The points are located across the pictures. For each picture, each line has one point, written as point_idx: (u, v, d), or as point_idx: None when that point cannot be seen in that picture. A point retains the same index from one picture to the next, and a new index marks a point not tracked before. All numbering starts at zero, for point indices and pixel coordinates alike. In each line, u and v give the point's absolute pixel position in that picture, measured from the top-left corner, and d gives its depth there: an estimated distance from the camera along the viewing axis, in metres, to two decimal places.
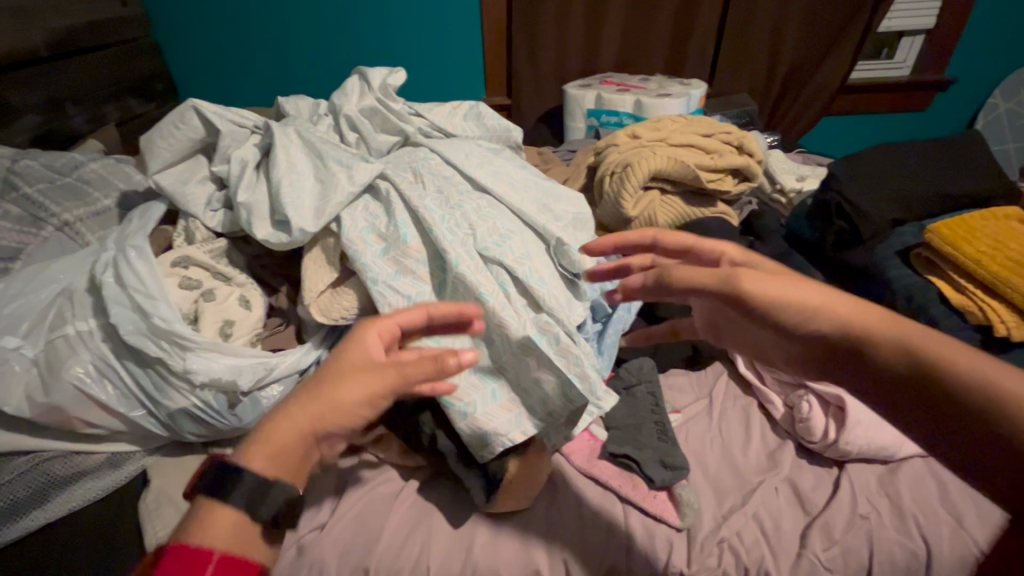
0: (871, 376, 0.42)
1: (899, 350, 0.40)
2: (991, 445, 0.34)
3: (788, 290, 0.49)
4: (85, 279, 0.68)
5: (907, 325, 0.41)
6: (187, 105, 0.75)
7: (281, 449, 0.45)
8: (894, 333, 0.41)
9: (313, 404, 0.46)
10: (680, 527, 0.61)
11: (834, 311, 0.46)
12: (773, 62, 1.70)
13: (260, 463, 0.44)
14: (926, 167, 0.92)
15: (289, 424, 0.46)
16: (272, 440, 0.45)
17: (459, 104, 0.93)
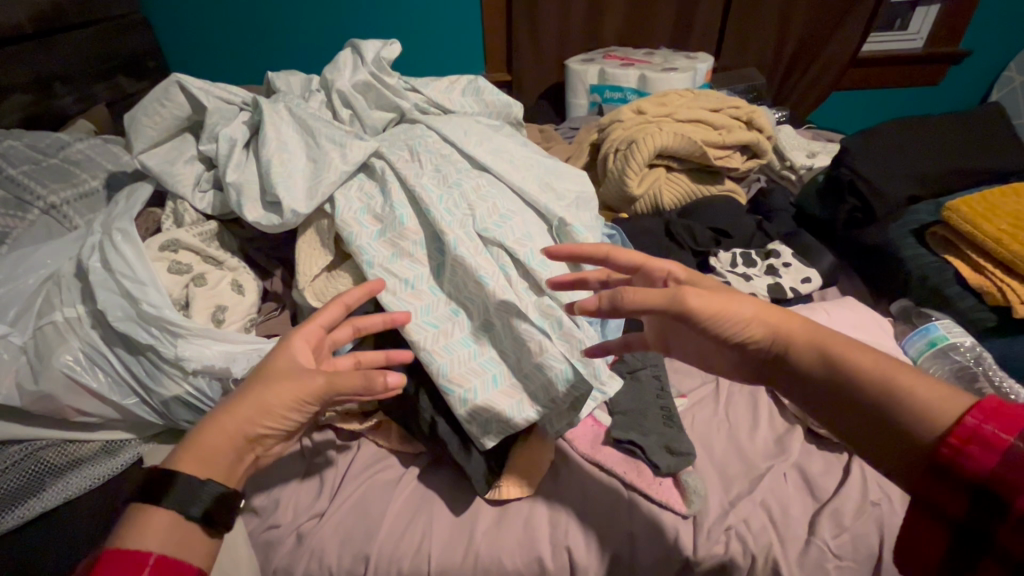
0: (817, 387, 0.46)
1: (842, 366, 0.44)
2: (910, 445, 0.40)
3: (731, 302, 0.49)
4: (72, 264, 0.66)
5: (850, 343, 0.45)
6: (171, 80, 0.72)
7: (211, 451, 0.44)
8: (833, 350, 0.45)
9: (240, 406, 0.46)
10: (686, 514, 0.60)
11: (774, 326, 0.48)
12: (783, 34, 1.64)
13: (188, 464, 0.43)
14: (942, 142, 0.89)
15: (220, 427, 0.45)
16: (202, 444, 0.44)
17: (457, 79, 0.89)
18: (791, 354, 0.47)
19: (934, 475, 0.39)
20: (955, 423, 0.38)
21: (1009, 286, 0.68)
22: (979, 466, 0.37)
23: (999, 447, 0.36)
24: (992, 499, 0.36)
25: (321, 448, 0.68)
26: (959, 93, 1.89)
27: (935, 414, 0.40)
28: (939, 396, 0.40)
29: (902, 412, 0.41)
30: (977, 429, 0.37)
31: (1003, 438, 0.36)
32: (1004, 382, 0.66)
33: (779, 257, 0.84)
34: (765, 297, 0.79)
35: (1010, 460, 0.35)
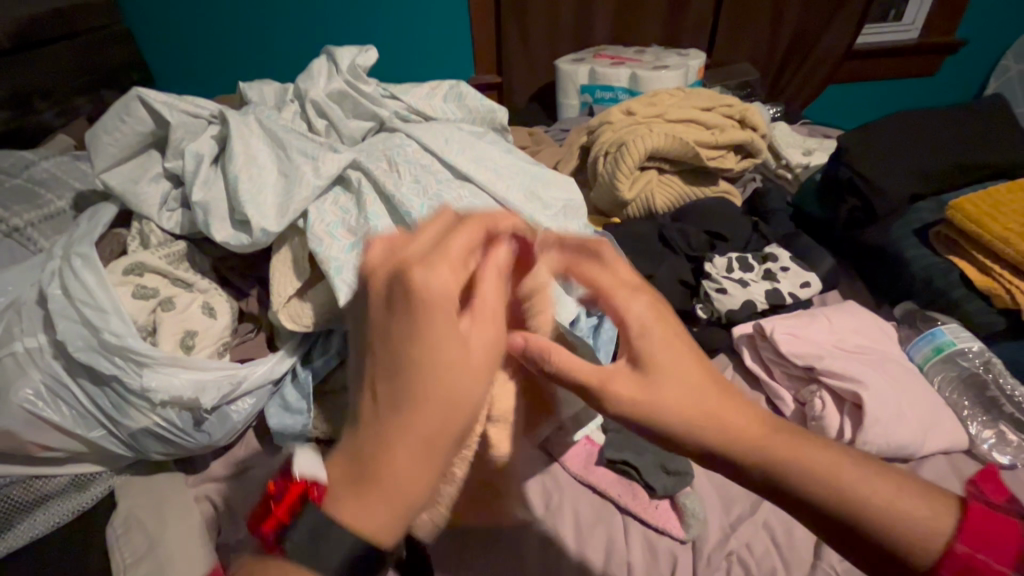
0: (795, 505, 0.43)
1: (809, 479, 0.42)
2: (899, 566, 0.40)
3: (688, 396, 0.44)
4: (34, 291, 0.63)
5: (820, 457, 0.42)
6: (133, 95, 0.68)
7: (396, 491, 0.35)
8: (807, 467, 0.42)
9: (419, 407, 0.36)
10: (685, 539, 0.57)
11: (733, 437, 0.43)
12: (777, 29, 1.62)
13: (395, 462, 0.36)
14: (943, 137, 0.86)
15: (394, 447, 0.36)
16: (387, 469, 0.35)
17: (437, 84, 0.86)
18: (767, 471, 0.43)
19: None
20: (947, 551, 0.39)
21: (1017, 287, 0.65)
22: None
23: (998, 573, 0.37)
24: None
25: None
26: (956, 85, 1.87)
27: (921, 543, 0.39)
28: (921, 518, 0.40)
29: (888, 539, 0.40)
30: (970, 559, 0.38)
31: (1001, 566, 0.37)
32: (1016, 391, 0.65)
33: (776, 260, 0.81)
34: (763, 303, 0.76)
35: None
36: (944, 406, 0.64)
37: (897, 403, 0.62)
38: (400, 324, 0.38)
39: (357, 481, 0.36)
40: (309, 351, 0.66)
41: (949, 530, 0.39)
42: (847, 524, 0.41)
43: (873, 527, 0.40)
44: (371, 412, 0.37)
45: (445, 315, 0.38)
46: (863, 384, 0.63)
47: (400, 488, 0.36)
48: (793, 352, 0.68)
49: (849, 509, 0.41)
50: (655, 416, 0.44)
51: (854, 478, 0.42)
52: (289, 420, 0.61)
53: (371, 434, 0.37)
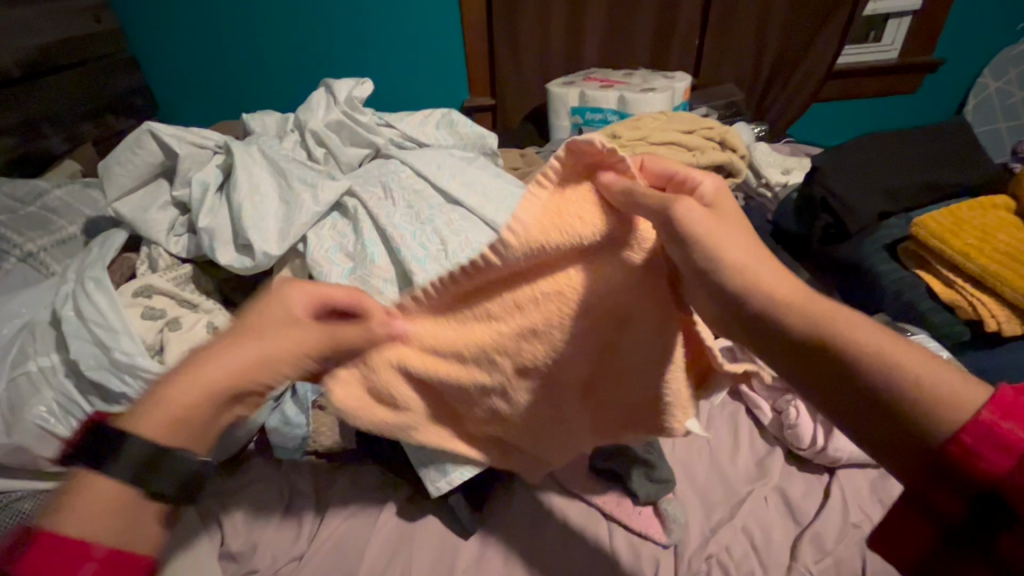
0: (806, 345, 0.36)
1: (856, 348, 0.35)
2: (904, 435, 0.33)
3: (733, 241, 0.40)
4: (47, 313, 0.66)
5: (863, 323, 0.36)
6: (143, 129, 0.73)
7: (189, 412, 0.40)
8: (834, 321, 0.36)
9: (233, 359, 0.43)
10: (667, 543, 0.60)
11: (769, 282, 0.38)
12: (759, 51, 1.68)
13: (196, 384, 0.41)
14: (911, 158, 0.90)
15: (179, 387, 0.41)
16: (171, 403, 0.40)
17: (431, 112, 0.91)
18: (785, 319, 0.37)
19: (936, 472, 0.33)
20: (973, 421, 0.32)
21: (977, 300, 0.69)
22: (989, 467, 0.31)
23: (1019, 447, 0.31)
24: (998, 504, 0.32)
25: (297, 489, 0.66)
26: (935, 103, 1.93)
27: (949, 408, 0.32)
28: (952, 381, 0.33)
29: (915, 407, 0.33)
30: (994, 427, 0.31)
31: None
32: None
33: None
34: None
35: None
36: None
37: None
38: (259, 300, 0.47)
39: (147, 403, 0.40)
40: None
41: (977, 397, 0.32)
42: (868, 387, 0.34)
43: (884, 382, 0.34)
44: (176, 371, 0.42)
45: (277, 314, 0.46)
46: None
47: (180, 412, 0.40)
48: None
49: (874, 367, 0.34)
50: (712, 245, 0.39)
51: (896, 342, 0.35)
52: (290, 434, 0.64)
53: (189, 358, 0.43)
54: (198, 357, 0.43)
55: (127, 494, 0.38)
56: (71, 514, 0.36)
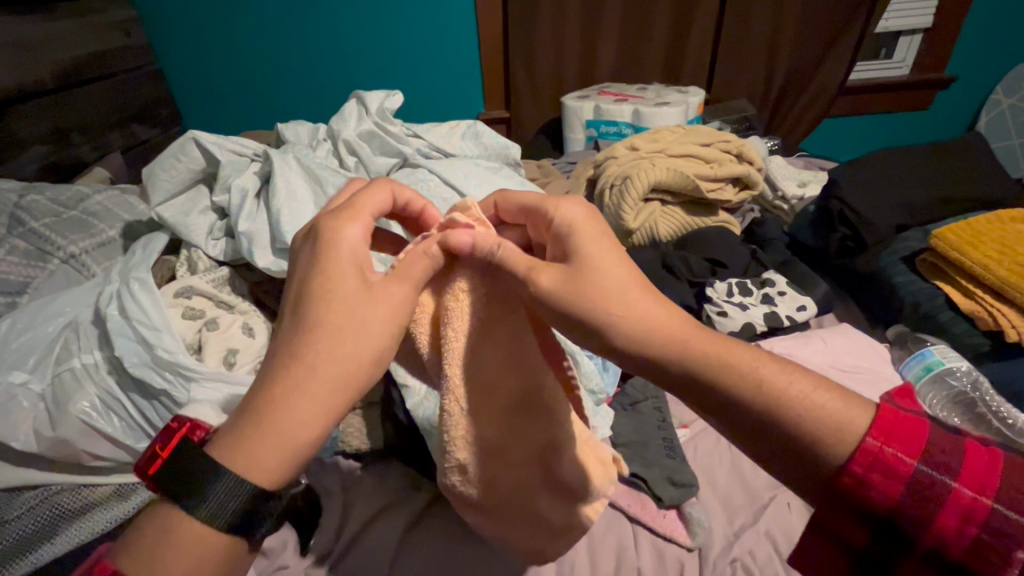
0: (692, 383, 0.39)
1: (734, 378, 0.37)
2: (812, 469, 0.36)
3: (616, 281, 0.42)
4: (90, 312, 0.69)
5: (721, 346, 0.39)
6: (187, 137, 0.77)
7: (291, 438, 0.39)
8: (735, 363, 0.37)
9: (342, 366, 0.40)
10: (691, 546, 0.61)
11: (660, 318, 0.40)
12: (771, 67, 1.71)
13: (315, 377, 0.40)
14: (925, 172, 0.92)
15: (295, 417, 0.39)
16: (281, 432, 0.39)
17: (456, 124, 0.94)
18: (689, 360, 0.38)
19: (840, 506, 0.36)
20: (859, 447, 0.35)
21: (998, 310, 0.69)
22: (886, 496, 0.35)
23: (904, 473, 0.35)
24: (898, 530, 0.36)
25: (327, 487, 0.67)
26: (949, 118, 1.94)
27: (841, 433, 0.35)
28: (846, 409, 0.36)
29: (796, 438, 0.36)
30: (881, 455, 0.35)
31: (912, 465, 0.35)
32: (1002, 409, 0.67)
33: (774, 286, 0.87)
34: (761, 325, 0.81)
35: (914, 489, 0.35)
36: None
37: None
38: (328, 307, 0.42)
39: (246, 435, 0.39)
40: None
41: (865, 422, 0.36)
42: (756, 423, 0.36)
43: (799, 431, 0.36)
44: (271, 390, 0.40)
45: (352, 280, 0.43)
46: None
47: (299, 428, 0.39)
48: None
49: (754, 400, 0.37)
50: (583, 293, 0.42)
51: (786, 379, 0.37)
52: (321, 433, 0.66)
53: (284, 372, 0.40)
54: (292, 357, 0.41)
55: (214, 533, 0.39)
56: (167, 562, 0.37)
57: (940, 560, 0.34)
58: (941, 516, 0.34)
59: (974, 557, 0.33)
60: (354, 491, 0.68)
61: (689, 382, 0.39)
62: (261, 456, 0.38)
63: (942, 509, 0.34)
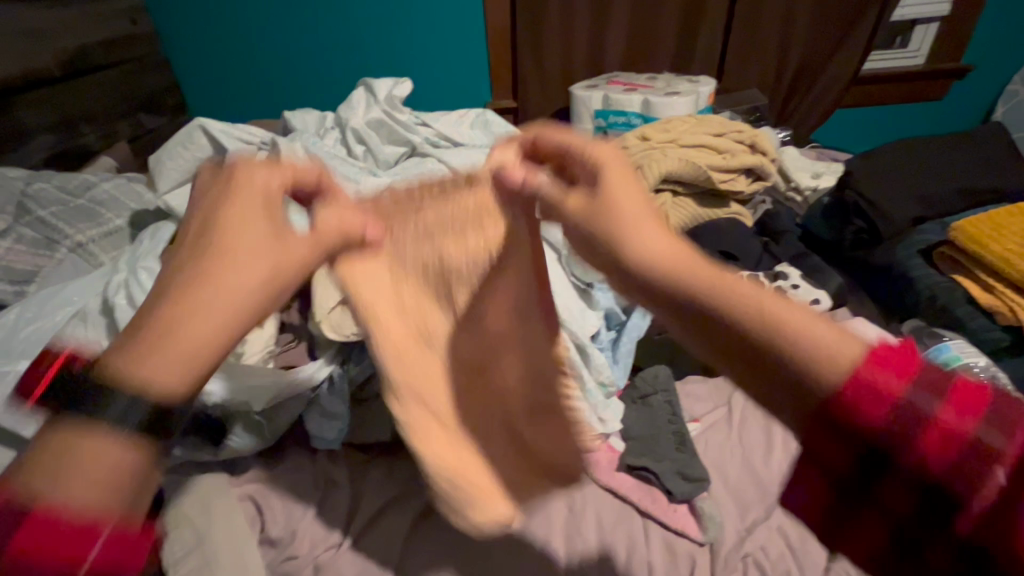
0: (682, 302, 0.36)
1: (718, 296, 0.35)
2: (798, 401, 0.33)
3: (629, 199, 0.41)
4: (98, 301, 0.68)
5: (714, 273, 0.36)
6: (194, 124, 0.76)
7: (188, 350, 0.34)
8: (732, 286, 0.35)
9: (210, 262, 0.37)
10: (703, 541, 0.60)
11: (659, 244, 0.38)
12: (783, 57, 1.68)
13: (231, 272, 0.36)
14: (943, 164, 0.90)
15: (196, 325, 0.34)
16: (178, 338, 0.34)
17: (465, 113, 0.93)
18: (695, 285, 0.36)
19: (822, 430, 0.33)
20: (845, 375, 0.31)
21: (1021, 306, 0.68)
22: (868, 420, 0.31)
23: (893, 399, 0.31)
24: (883, 458, 0.32)
25: (336, 478, 0.67)
26: (963, 109, 1.91)
27: (830, 356, 0.32)
28: (827, 335, 0.32)
29: (782, 355, 0.32)
30: (866, 380, 0.31)
31: (895, 389, 0.31)
32: None
33: (787, 279, 0.85)
34: None
35: (904, 419, 0.31)
36: None
37: None
38: (229, 224, 0.39)
39: (147, 343, 0.34)
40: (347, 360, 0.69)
41: (853, 352, 0.32)
42: (734, 330, 0.34)
43: (778, 351, 0.33)
44: (157, 301, 0.35)
45: (261, 223, 0.39)
46: None
47: (194, 339, 0.34)
48: None
49: (738, 313, 0.34)
50: (608, 206, 0.41)
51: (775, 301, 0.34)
52: (328, 425, 0.66)
53: (177, 278, 0.36)
54: (191, 270, 0.36)
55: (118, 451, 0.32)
56: None
57: (930, 491, 0.31)
58: (924, 445, 0.30)
59: (969, 489, 0.29)
60: (363, 483, 0.68)
61: (690, 305, 0.36)
62: (139, 361, 0.33)
63: (925, 438, 0.30)
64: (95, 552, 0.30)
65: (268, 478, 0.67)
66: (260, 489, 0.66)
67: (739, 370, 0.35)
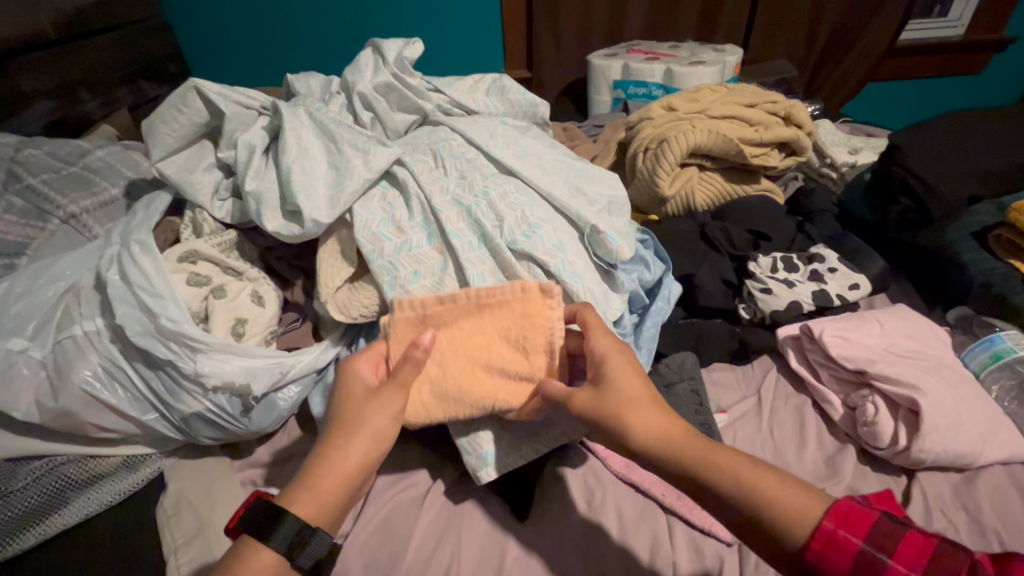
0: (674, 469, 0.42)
1: (719, 474, 0.40)
2: (775, 549, 0.38)
3: (635, 410, 0.45)
4: (91, 276, 0.64)
5: (710, 442, 0.42)
6: (189, 85, 0.71)
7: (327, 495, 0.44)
8: (709, 449, 0.42)
9: (359, 442, 0.47)
10: (731, 541, 0.56)
11: (678, 436, 0.43)
12: (816, 24, 1.57)
13: (353, 456, 0.46)
14: (997, 141, 0.83)
15: (343, 461, 0.45)
16: (323, 488, 0.44)
17: (481, 77, 0.86)
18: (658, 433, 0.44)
19: None
20: (812, 532, 0.36)
21: None
22: (839, 572, 0.35)
23: (852, 550, 0.35)
24: None
25: None
26: (1002, 85, 1.80)
27: (790, 514, 0.38)
28: (797, 496, 0.38)
29: (730, 485, 0.40)
30: (832, 533, 0.36)
31: (855, 542, 0.35)
32: None
33: (823, 261, 0.80)
34: (809, 304, 0.75)
35: (866, 566, 0.35)
36: (1001, 416, 0.62)
37: (954, 410, 0.60)
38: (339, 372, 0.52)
39: (302, 481, 0.45)
40: (353, 342, 0.66)
41: (819, 511, 0.37)
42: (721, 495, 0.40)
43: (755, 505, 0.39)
44: (326, 443, 0.47)
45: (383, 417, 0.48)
46: (920, 391, 0.60)
47: (351, 470, 0.45)
48: (842, 355, 0.66)
49: (709, 465, 0.41)
50: (607, 419, 0.46)
51: (759, 474, 0.40)
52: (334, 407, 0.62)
53: (339, 411, 0.49)
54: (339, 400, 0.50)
55: (282, 563, 0.42)
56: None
57: None
58: None
59: None
60: None
61: (686, 476, 0.42)
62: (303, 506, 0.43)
63: None
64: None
65: (272, 464, 0.64)
66: (263, 475, 0.63)
67: (737, 525, 0.40)
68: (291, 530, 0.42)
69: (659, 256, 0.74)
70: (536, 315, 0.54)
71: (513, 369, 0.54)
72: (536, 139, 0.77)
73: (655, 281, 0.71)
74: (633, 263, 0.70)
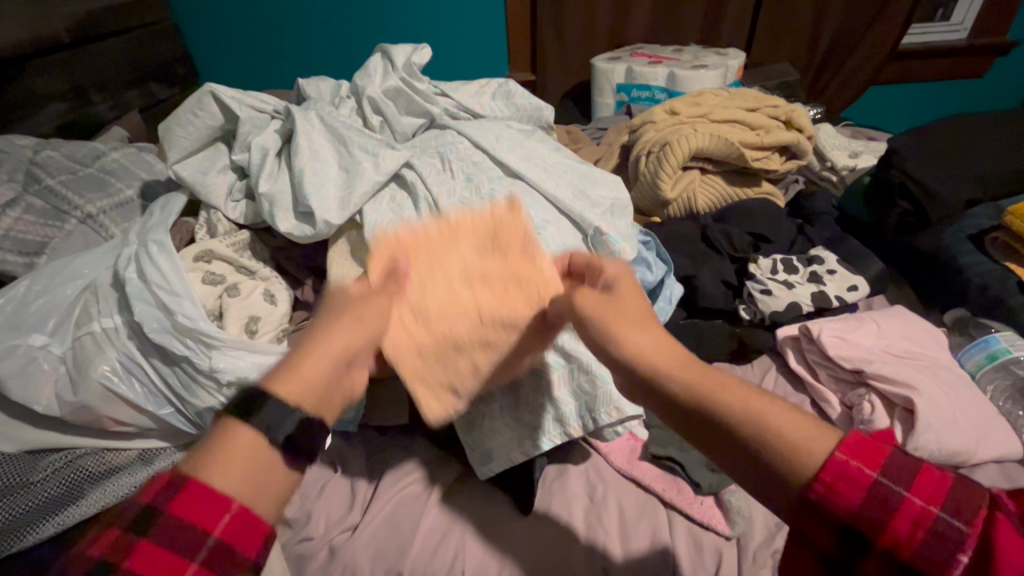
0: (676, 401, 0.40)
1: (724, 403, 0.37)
2: (781, 486, 0.35)
3: (640, 339, 0.43)
4: (108, 274, 0.66)
5: (717, 373, 0.39)
6: (204, 89, 0.73)
7: (311, 380, 0.41)
8: (715, 378, 0.39)
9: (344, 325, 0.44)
10: (730, 535, 0.58)
11: (678, 373, 0.40)
12: (818, 29, 1.59)
13: (338, 338, 0.43)
14: (995, 145, 0.84)
15: (334, 342, 0.43)
16: (306, 370, 0.41)
17: (486, 82, 0.88)
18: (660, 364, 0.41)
19: (811, 514, 0.34)
20: (824, 463, 0.33)
21: None
22: (848, 504, 0.32)
23: (865, 483, 0.32)
24: (862, 538, 0.33)
25: (352, 461, 0.66)
26: (1005, 88, 1.81)
27: (801, 444, 0.34)
28: (807, 426, 0.35)
29: (735, 414, 0.37)
30: (845, 465, 0.33)
31: (869, 474, 0.32)
32: None
33: (822, 263, 0.81)
34: (808, 306, 0.76)
35: (875, 498, 0.32)
36: (996, 415, 0.63)
37: (949, 408, 0.61)
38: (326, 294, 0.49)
39: (288, 366, 0.41)
40: None
41: (830, 442, 0.34)
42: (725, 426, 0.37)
43: (762, 432, 0.35)
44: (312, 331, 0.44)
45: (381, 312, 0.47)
46: (916, 390, 0.62)
47: (337, 350, 0.43)
48: (840, 355, 0.67)
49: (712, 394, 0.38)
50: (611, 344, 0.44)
51: (767, 403, 0.37)
52: None
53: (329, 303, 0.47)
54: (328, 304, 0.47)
55: (268, 448, 0.37)
56: (222, 462, 0.36)
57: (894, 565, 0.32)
58: (890, 526, 0.31)
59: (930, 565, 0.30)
60: (378, 466, 0.66)
61: (689, 409, 0.39)
62: (285, 385, 0.39)
63: (891, 520, 0.32)
64: (225, 522, 0.34)
65: None
66: None
67: (739, 460, 0.37)
68: (274, 410, 0.37)
69: (661, 258, 0.76)
70: (512, 221, 0.56)
71: (499, 295, 0.53)
72: (541, 143, 0.79)
73: (656, 282, 0.72)
74: (635, 264, 0.71)
